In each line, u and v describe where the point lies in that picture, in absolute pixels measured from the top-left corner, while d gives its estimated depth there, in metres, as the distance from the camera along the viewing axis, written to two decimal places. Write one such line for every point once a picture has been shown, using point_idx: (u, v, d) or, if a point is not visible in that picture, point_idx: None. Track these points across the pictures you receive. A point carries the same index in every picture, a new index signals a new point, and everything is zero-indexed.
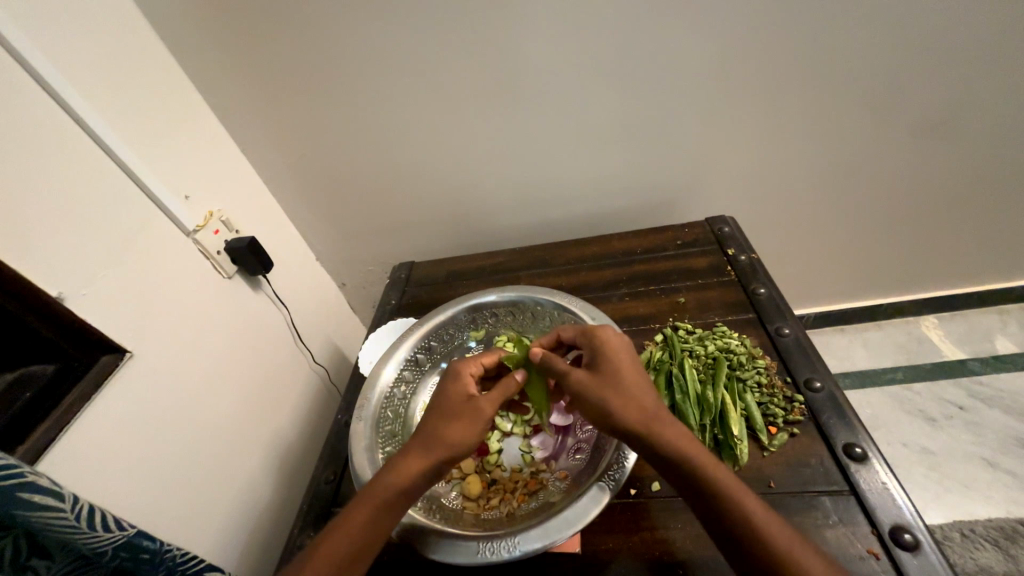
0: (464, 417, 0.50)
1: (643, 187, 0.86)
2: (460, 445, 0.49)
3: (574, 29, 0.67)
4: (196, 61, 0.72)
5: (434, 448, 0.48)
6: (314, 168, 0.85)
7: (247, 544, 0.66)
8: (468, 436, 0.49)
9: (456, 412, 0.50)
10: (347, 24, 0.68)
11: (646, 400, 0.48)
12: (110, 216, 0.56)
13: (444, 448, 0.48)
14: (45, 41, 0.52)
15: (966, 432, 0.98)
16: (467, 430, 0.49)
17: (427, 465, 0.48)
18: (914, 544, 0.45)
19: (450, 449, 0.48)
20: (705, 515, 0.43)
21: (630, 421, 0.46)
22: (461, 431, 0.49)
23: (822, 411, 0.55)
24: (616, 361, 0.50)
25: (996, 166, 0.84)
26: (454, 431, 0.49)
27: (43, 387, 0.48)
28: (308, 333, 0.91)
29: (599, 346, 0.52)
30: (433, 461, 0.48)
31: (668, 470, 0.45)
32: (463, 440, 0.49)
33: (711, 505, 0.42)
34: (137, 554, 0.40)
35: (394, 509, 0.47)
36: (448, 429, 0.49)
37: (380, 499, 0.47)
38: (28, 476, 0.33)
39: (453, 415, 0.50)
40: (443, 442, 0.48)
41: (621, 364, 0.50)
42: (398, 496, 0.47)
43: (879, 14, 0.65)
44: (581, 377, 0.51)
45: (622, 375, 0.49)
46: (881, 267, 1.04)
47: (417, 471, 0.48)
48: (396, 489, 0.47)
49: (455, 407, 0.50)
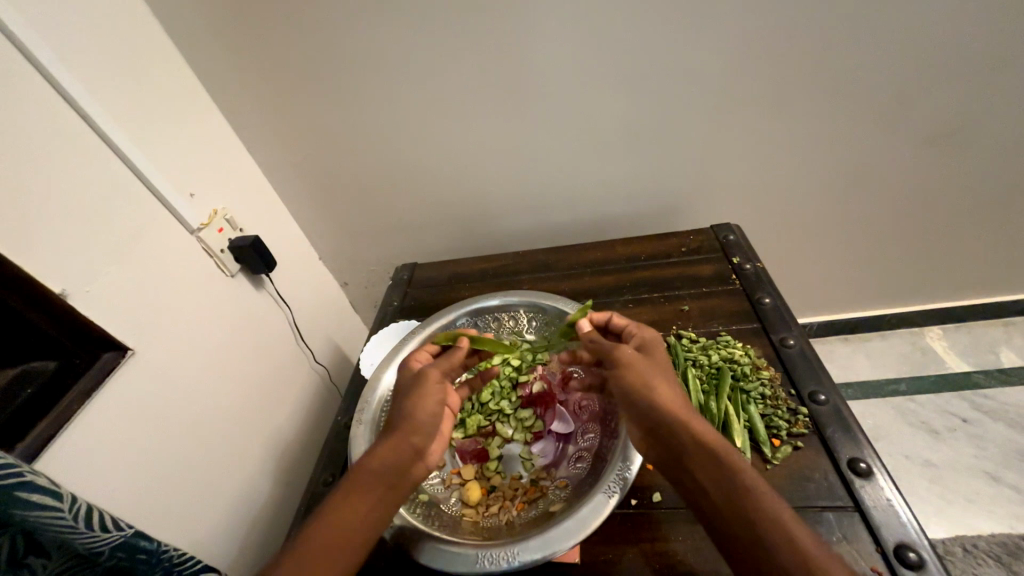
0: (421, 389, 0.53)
1: (648, 192, 0.86)
2: (422, 415, 0.51)
3: (584, 33, 0.67)
4: (203, 58, 0.72)
5: (405, 424, 0.51)
6: (319, 167, 0.85)
7: (245, 544, 0.66)
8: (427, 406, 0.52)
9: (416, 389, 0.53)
10: (355, 24, 0.67)
11: (677, 393, 0.48)
12: (115, 212, 0.56)
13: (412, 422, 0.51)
14: (53, 37, 0.52)
15: (969, 445, 0.97)
16: (421, 397, 0.52)
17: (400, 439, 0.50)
18: (918, 563, 0.44)
19: (416, 420, 0.51)
20: (721, 516, 0.41)
21: (661, 405, 0.47)
22: (420, 401, 0.52)
23: (826, 424, 0.55)
24: (658, 357, 0.52)
25: (1005, 178, 0.83)
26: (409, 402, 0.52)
27: (44, 383, 0.48)
28: (310, 332, 0.91)
29: (648, 341, 0.54)
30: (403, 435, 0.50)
31: (689, 463, 0.44)
32: (423, 410, 0.52)
33: (730, 504, 0.40)
34: (134, 554, 0.40)
35: (379, 489, 0.47)
36: (406, 405, 0.52)
37: (365, 480, 0.47)
38: (25, 476, 0.33)
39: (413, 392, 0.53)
40: (403, 415, 0.51)
41: (661, 360, 0.52)
42: (380, 474, 0.47)
43: (891, 23, 0.65)
44: (629, 355, 0.52)
45: (660, 367, 0.51)
46: (886, 277, 1.04)
47: (392, 447, 0.49)
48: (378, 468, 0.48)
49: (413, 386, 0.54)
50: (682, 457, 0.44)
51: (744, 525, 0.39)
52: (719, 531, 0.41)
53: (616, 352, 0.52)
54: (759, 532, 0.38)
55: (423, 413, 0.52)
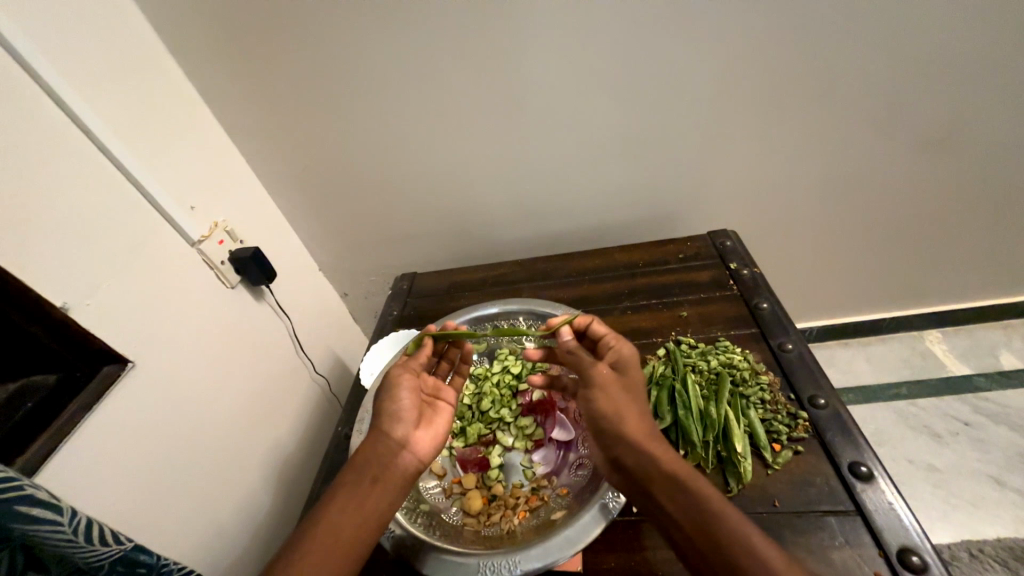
0: (393, 386, 0.54)
1: (646, 200, 0.87)
2: (394, 410, 0.52)
3: (580, 45, 0.68)
4: (203, 73, 0.73)
5: (379, 423, 0.51)
6: (318, 178, 0.86)
7: (245, 557, 0.66)
8: (397, 400, 0.52)
9: (385, 389, 0.54)
10: (353, 39, 0.68)
11: (645, 418, 0.49)
12: (116, 225, 0.56)
13: (383, 422, 0.51)
14: (57, 55, 0.53)
15: (972, 449, 0.97)
16: (394, 393, 0.53)
17: (373, 439, 0.50)
18: (921, 567, 0.44)
19: (388, 417, 0.52)
20: (691, 544, 0.41)
21: (627, 432, 0.48)
22: (391, 396, 0.53)
23: (826, 428, 0.55)
24: (633, 373, 0.52)
25: (999, 181, 0.83)
26: (384, 401, 0.53)
27: (47, 395, 0.49)
28: (310, 343, 0.91)
29: (625, 354, 0.53)
30: (376, 433, 0.51)
31: (655, 489, 0.44)
32: (394, 405, 0.52)
33: (697, 530, 0.40)
34: (134, 568, 0.40)
35: (361, 488, 0.47)
36: (382, 405, 0.53)
37: (345, 485, 0.47)
38: (25, 489, 0.33)
39: (383, 393, 0.54)
40: (380, 414, 0.52)
41: (634, 375, 0.52)
42: (360, 475, 0.48)
43: (880, 30, 0.66)
44: (606, 376, 0.51)
45: (632, 388, 0.50)
46: (884, 281, 1.04)
47: (367, 446, 0.50)
48: (356, 471, 0.48)
49: (384, 386, 0.54)
50: (646, 484, 0.45)
51: (712, 551, 0.39)
52: (689, 560, 0.41)
53: (593, 373, 0.52)
54: (726, 559, 0.38)
55: (396, 408, 0.52)
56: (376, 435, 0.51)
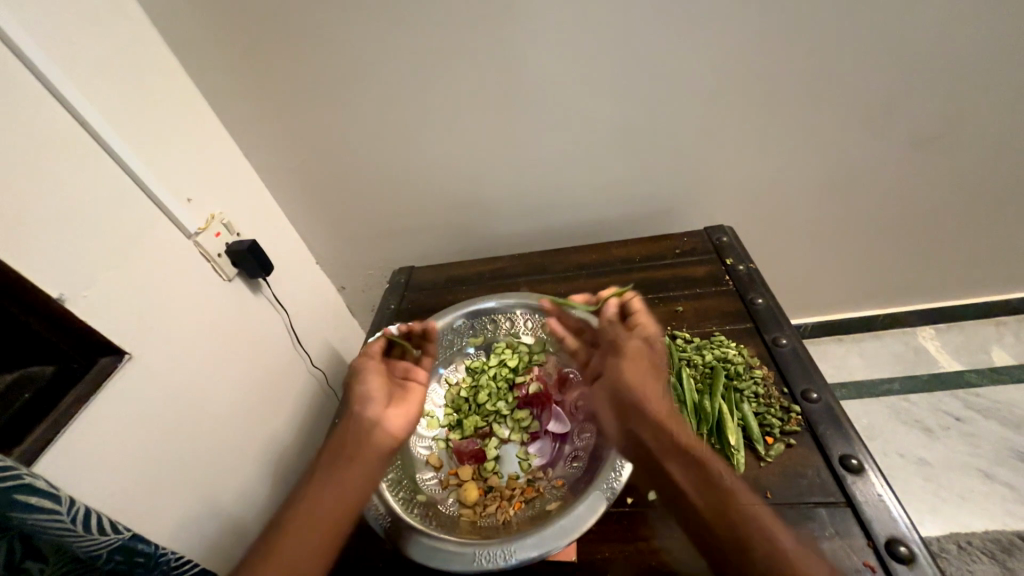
0: (361, 375, 0.57)
1: (643, 195, 0.87)
2: (361, 395, 0.55)
3: (579, 39, 0.68)
4: (200, 64, 0.72)
5: (348, 410, 0.55)
6: (316, 171, 0.85)
7: (242, 548, 0.66)
8: (363, 386, 0.56)
9: (353, 380, 0.57)
10: (351, 31, 0.68)
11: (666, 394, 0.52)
12: (112, 217, 0.56)
13: (350, 409, 0.55)
14: (52, 46, 0.53)
15: (962, 443, 0.98)
16: (361, 380, 0.56)
17: (341, 426, 0.53)
18: (909, 557, 0.45)
19: (355, 403, 0.55)
20: (702, 513, 0.45)
21: (652, 406, 0.50)
22: (358, 384, 0.56)
23: (818, 422, 0.56)
24: (655, 353, 0.55)
25: (993, 178, 0.84)
26: (356, 389, 0.56)
27: (42, 387, 0.49)
28: (307, 336, 0.91)
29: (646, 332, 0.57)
30: (344, 420, 0.54)
31: (675, 462, 0.47)
32: (362, 391, 0.55)
33: (711, 503, 0.44)
34: (133, 558, 0.41)
35: (332, 470, 0.50)
36: (353, 393, 0.56)
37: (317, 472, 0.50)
38: (25, 478, 0.33)
39: (353, 382, 0.57)
40: (353, 401, 0.55)
41: (657, 355, 0.55)
42: (331, 461, 0.51)
43: (878, 27, 0.66)
44: (634, 350, 0.54)
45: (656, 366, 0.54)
46: (879, 278, 1.05)
47: (336, 433, 0.53)
48: (325, 456, 0.51)
49: (354, 377, 0.58)
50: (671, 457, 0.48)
51: (723, 526, 0.43)
52: (701, 531, 0.44)
53: (625, 345, 0.55)
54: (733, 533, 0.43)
55: (362, 392, 0.55)
56: (343, 420, 0.54)
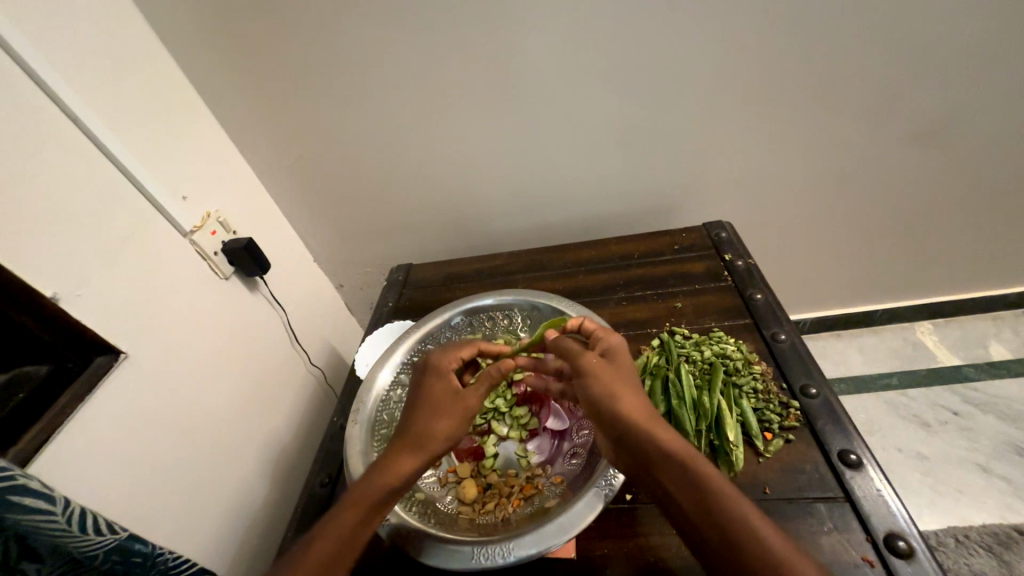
0: (453, 416, 0.52)
1: (641, 191, 0.86)
2: (450, 441, 0.51)
3: (576, 35, 0.67)
4: (195, 62, 0.72)
5: (430, 446, 0.50)
6: (312, 169, 0.85)
7: (241, 546, 0.66)
8: (455, 431, 0.51)
9: (443, 410, 0.52)
10: (346, 27, 0.67)
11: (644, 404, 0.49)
12: (106, 216, 0.56)
13: (434, 446, 0.50)
14: (44, 43, 0.52)
15: (960, 438, 0.98)
16: (452, 425, 0.51)
17: (418, 463, 0.49)
18: (908, 551, 0.45)
19: (444, 445, 0.51)
20: (693, 517, 0.41)
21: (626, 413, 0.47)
22: (441, 427, 0.51)
23: (817, 417, 0.56)
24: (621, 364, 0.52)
25: (991, 173, 0.84)
26: (443, 427, 0.51)
27: (36, 387, 0.48)
28: (306, 335, 0.91)
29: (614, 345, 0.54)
30: (425, 458, 0.50)
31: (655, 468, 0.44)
32: (453, 436, 0.51)
33: (696, 505, 0.41)
34: (129, 558, 0.40)
35: (383, 508, 0.48)
36: (430, 429, 0.50)
37: (369, 502, 0.47)
38: (18, 479, 0.33)
39: (443, 412, 0.52)
40: (433, 440, 0.50)
41: (625, 366, 0.52)
42: (387, 496, 0.48)
43: (877, 22, 0.66)
44: (594, 364, 0.52)
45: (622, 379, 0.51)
46: (878, 273, 1.05)
47: (410, 470, 0.49)
48: (389, 491, 0.48)
49: (445, 406, 0.52)
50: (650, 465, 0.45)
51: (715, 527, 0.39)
52: (686, 535, 0.41)
53: (580, 362, 0.52)
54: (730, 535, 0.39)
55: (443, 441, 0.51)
56: (425, 459, 0.49)
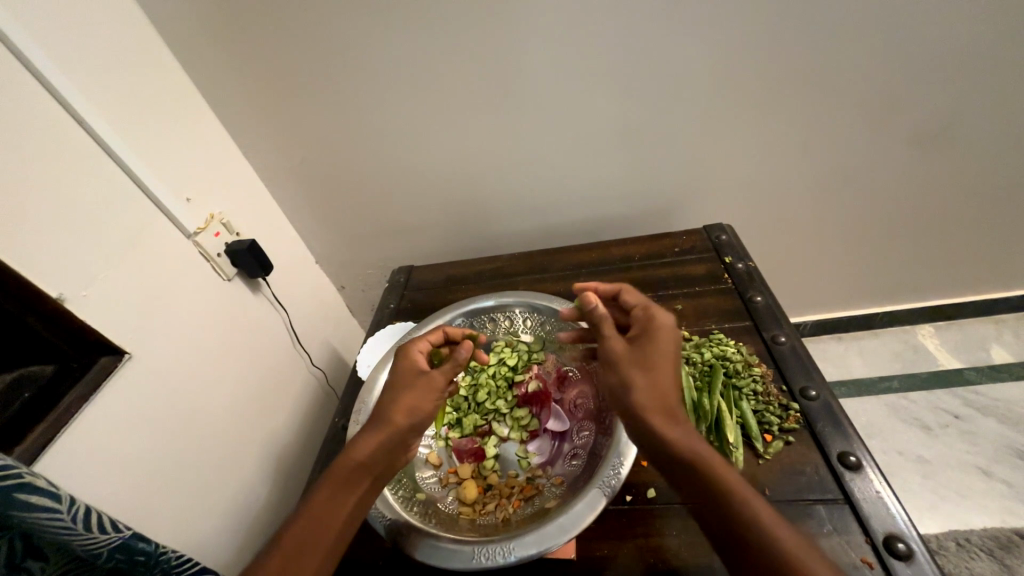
0: (424, 390, 0.52)
1: (642, 193, 0.87)
2: (417, 413, 0.51)
3: (577, 39, 0.68)
4: (199, 64, 0.72)
5: (394, 418, 0.50)
6: (315, 171, 0.86)
7: (243, 546, 0.66)
8: (426, 404, 0.52)
9: (407, 385, 0.53)
10: (349, 30, 0.68)
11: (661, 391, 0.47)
12: (111, 216, 0.56)
13: (396, 419, 0.50)
14: (51, 47, 0.53)
15: (961, 441, 0.98)
16: (424, 398, 0.52)
17: (384, 437, 0.49)
18: (907, 553, 0.45)
19: (406, 417, 0.51)
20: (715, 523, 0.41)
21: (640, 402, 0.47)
22: (411, 401, 0.52)
23: (817, 420, 0.56)
24: (664, 347, 0.50)
25: (992, 176, 0.84)
26: (411, 400, 0.51)
27: (42, 386, 0.49)
28: (307, 336, 0.91)
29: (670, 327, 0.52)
30: (390, 430, 0.50)
31: (672, 470, 0.44)
32: (417, 407, 0.51)
33: (726, 530, 0.40)
34: (133, 556, 0.40)
35: (359, 486, 0.48)
36: (399, 401, 0.52)
37: (342, 476, 0.47)
38: (25, 477, 0.33)
39: (407, 386, 0.53)
40: (400, 412, 0.51)
41: (661, 349, 0.50)
42: (360, 472, 0.48)
43: (876, 26, 0.66)
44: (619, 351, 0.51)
45: (659, 357, 0.49)
46: (878, 276, 1.05)
47: (374, 444, 0.49)
48: (357, 466, 0.48)
49: (405, 381, 0.53)
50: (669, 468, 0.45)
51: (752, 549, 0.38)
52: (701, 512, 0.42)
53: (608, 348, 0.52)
54: (755, 545, 0.38)
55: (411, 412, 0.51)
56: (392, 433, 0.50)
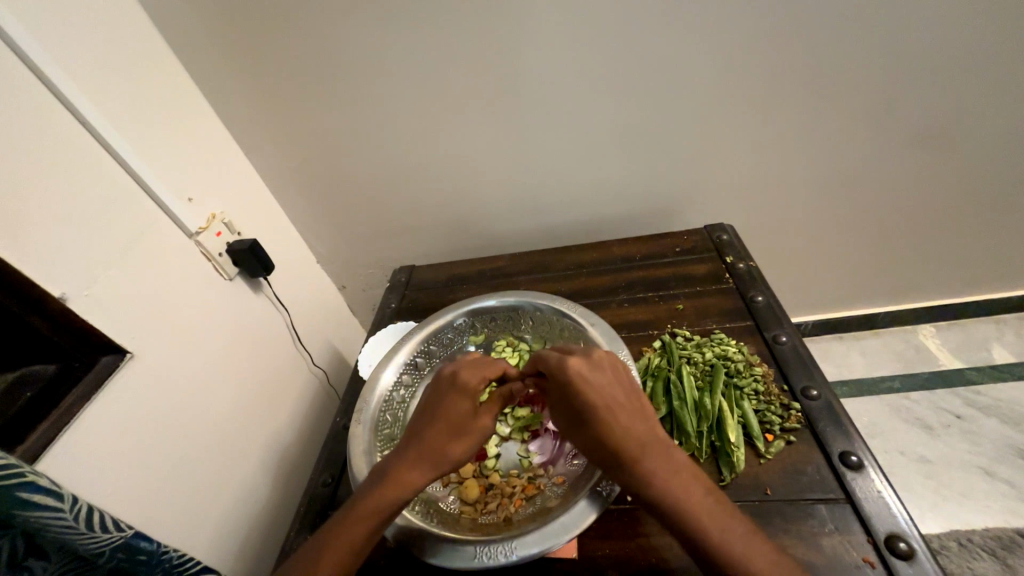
0: (468, 435, 0.52)
1: (643, 193, 0.87)
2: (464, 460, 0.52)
3: (578, 37, 0.68)
4: (200, 61, 0.72)
5: (441, 463, 0.50)
6: (316, 170, 0.85)
7: (245, 545, 0.66)
8: (470, 450, 0.52)
9: (459, 430, 0.52)
10: (349, 29, 0.68)
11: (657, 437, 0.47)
12: (114, 214, 0.57)
13: (445, 463, 0.51)
14: (54, 48, 0.53)
15: (963, 441, 0.98)
16: (469, 446, 0.52)
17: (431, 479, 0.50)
18: (909, 552, 0.45)
19: (455, 464, 0.51)
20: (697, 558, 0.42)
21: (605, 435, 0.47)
22: (452, 445, 0.51)
23: (819, 419, 0.56)
24: (600, 391, 0.48)
25: (993, 176, 0.84)
26: (459, 448, 0.51)
27: (43, 387, 0.49)
28: (308, 335, 0.92)
29: (599, 362, 0.50)
30: (441, 474, 0.50)
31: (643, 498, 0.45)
32: (466, 456, 0.52)
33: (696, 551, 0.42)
34: (134, 556, 0.40)
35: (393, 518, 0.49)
36: (442, 442, 0.51)
37: (380, 513, 0.48)
38: (27, 476, 0.33)
39: (457, 432, 0.51)
40: (447, 457, 0.51)
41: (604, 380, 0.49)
42: (400, 507, 0.49)
43: (877, 24, 0.66)
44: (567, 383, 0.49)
45: (597, 407, 0.47)
46: (879, 276, 1.05)
47: (421, 485, 0.49)
48: (402, 502, 0.49)
49: (460, 425, 0.52)
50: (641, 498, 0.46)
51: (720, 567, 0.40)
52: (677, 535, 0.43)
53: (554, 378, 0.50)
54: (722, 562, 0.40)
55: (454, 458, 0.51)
56: (436, 474, 0.50)
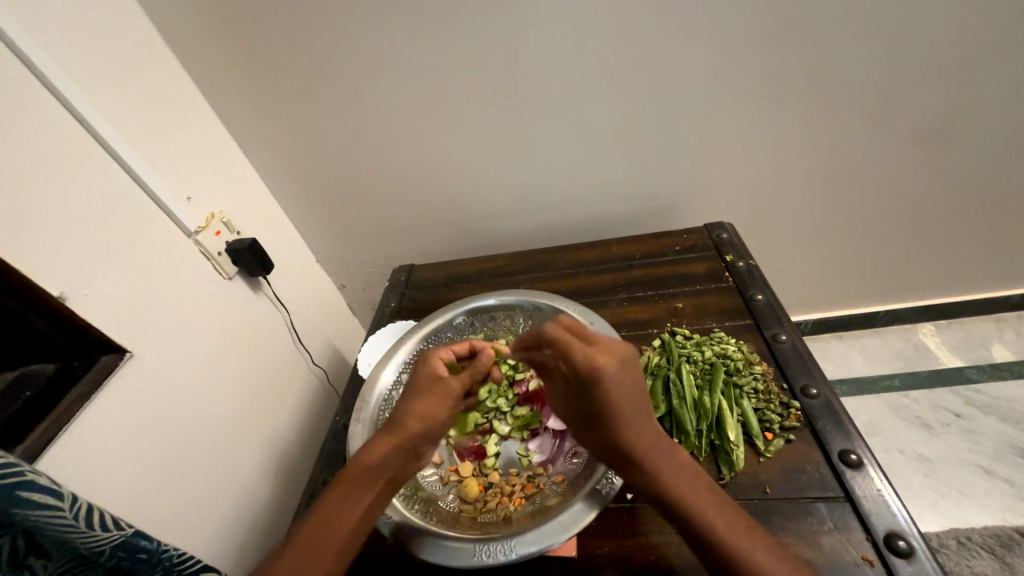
0: (433, 397, 0.53)
1: (643, 192, 0.86)
2: (432, 421, 0.52)
3: (577, 36, 0.68)
4: (199, 60, 0.72)
5: (407, 424, 0.51)
6: (316, 170, 0.85)
7: (245, 543, 0.66)
8: (435, 411, 0.52)
9: (422, 394, 0.53)
10: (348, 28, 0.68)
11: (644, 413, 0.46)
12: (113, 214, 0.57)
13: (413, 427, 0.51)
14: (53, 49, 0.53)
15: (962, 439, 0.98)
16: (435, 406, 0.52)
17: (399, 444, 0.50)
18: (908, 551, 0.45)
19: (421, 424, 0.51)
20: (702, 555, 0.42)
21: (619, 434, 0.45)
22: (416, 406, 0.52)
23: (818, 418, 0.56)
24: (626, 395, 0.45)
25: (994, 174, 0.84)
26: (422, 406, 0.52)
27: (43, 386, 0.48)
28: (308, 335, 0.92)
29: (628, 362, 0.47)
30: (408, 437, 0.50)
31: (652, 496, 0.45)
32: (432, 416, 0.52)
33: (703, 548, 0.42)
34: (134, 554, 0.40)
35: (368, 489, 0.48)
36: (408, 405, 0.52)
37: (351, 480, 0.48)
38: (27, 474, 0.33)
39: (420, 394, 0.53)
40: (412, 419, 0.51)
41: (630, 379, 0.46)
42: (371, 473, 0.48)
43: (877, 22, 0.66)
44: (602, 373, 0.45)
45: (620, 412, 0.45)
46: (879, 274, 1.05)
47: (388, 448, 0.49)
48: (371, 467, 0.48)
49: (424, 389, 0.53)
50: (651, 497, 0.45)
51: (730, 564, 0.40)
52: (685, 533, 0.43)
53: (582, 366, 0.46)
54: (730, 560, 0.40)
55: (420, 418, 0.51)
56: (405, 438, 0.50)
